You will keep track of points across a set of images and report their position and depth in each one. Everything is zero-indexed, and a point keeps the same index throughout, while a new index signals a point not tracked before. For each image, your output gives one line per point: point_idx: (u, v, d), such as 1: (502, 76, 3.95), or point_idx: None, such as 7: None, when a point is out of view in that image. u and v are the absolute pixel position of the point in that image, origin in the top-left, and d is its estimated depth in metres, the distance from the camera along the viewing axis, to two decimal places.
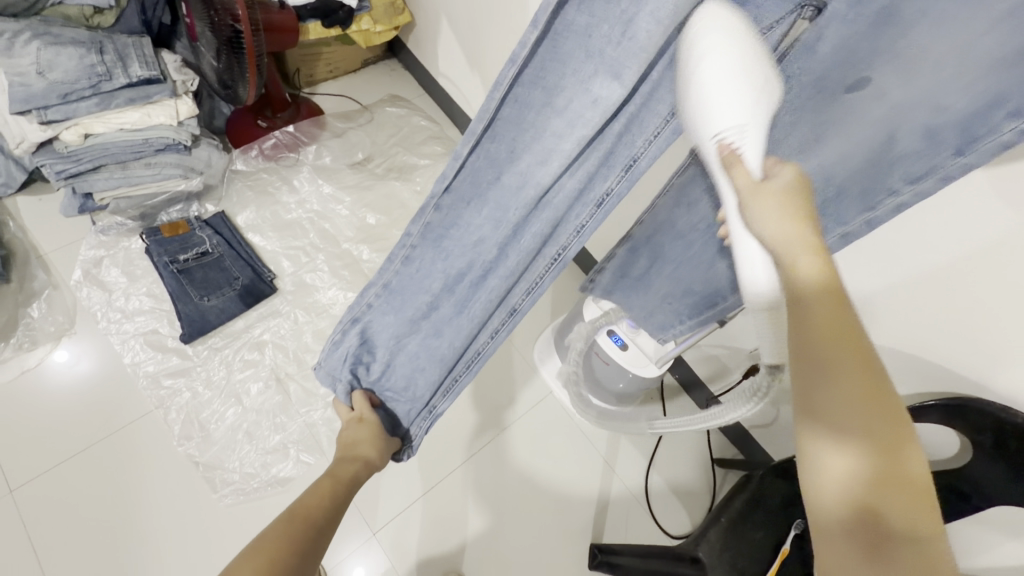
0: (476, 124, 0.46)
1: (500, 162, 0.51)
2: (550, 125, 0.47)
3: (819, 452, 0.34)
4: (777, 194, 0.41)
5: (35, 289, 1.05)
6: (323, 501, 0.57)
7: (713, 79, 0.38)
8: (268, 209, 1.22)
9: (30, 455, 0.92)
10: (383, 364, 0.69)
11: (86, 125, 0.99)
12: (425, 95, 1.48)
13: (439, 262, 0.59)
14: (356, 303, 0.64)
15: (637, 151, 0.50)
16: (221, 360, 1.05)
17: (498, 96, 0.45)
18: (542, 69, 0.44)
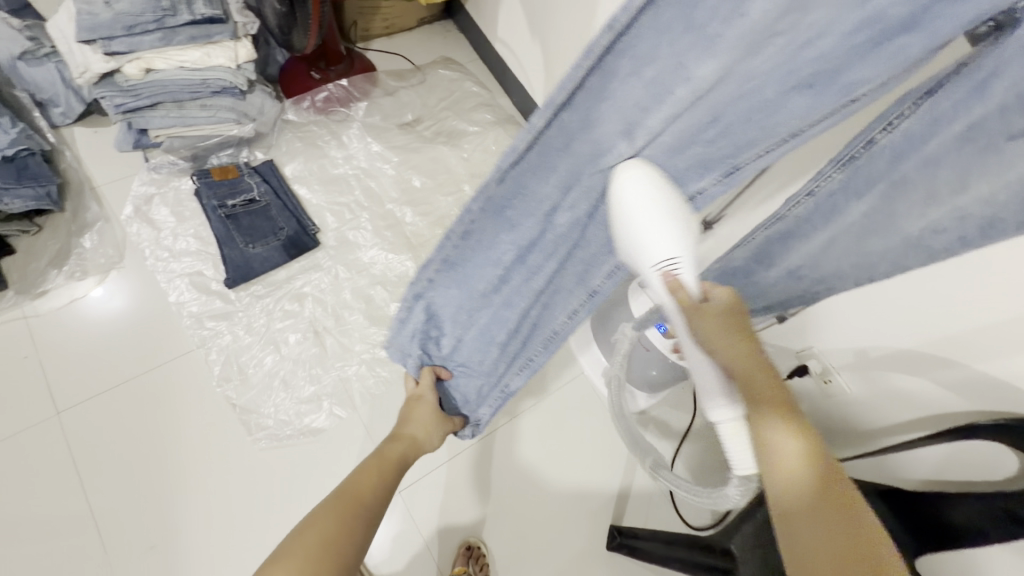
0: (557, 93, 0.42)
1: (574, 130, 0.45)
2: (630, 96, 0.41)
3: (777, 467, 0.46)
4: (714, 316, 0.52)
5: (88, 220, 1.07)
6: (372, 482, 0.61)
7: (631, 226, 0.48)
8: (316, 162, 1.21)
9: (78, 380, 0.95)
10: (451, 337, 0.70)
11: (147, 60, 0.99)
12: (479, 60, 1.45)
13: (505, 235, 0.56)
14: (417, 278, 0.63)
15: (742, 161, 0.47)
16: (262, 307, 1.06)
17: (587, 65, 0.40)
18: (639, 39, 0.38)
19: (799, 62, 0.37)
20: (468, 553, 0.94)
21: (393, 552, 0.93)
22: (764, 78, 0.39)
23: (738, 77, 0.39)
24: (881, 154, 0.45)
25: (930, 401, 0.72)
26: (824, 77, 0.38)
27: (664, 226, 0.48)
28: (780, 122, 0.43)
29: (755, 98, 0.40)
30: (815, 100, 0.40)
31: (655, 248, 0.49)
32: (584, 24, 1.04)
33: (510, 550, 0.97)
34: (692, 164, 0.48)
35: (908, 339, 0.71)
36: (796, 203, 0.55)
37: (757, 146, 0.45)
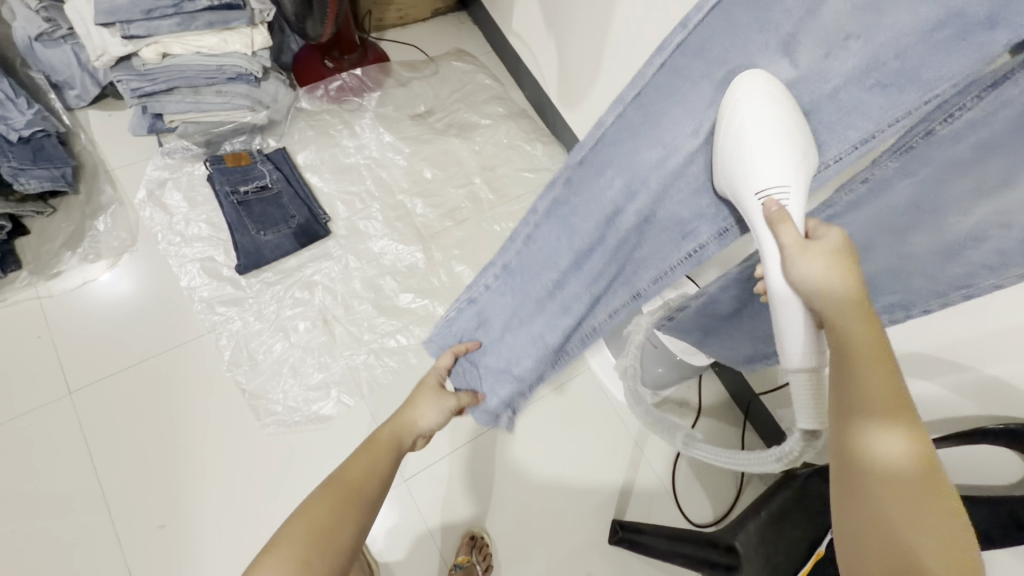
0: (628, 90, 0.50)
1: (638, 132, 0.51)
2: (701, 95, 0.48)
3: (868, 439, 0.37)
4: (824, 252, 0.41)
5: (102, 203, 1.08)
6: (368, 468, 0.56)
7: (749, 145, 0.44)
8: (328, 151, 1.21)
9: (90, 361, 0.96)
10: (495, 341, 0.67)
11: (164, 45, 0.99)
12: (493, 53, 1.44)
13: (563, 240, 0.59)
14: (473, 283, 0.65)
15: (809, 173, 0.46)
16: (272, 295, 1.06)
17: (658, 61, 0.48)
18: (710, 38, 0.46)
19: (875, 65, 0.41)
20: (472, 543, 0.95)
21: (396, 539, 0.95)
22: (841, 80, 0.43)
23: (811, 81, 0.44)
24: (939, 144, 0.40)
25: (936, 407, 0.73)
26: (901, 76, 0.40)
27: (778, 148, 0.43)
28: (852, 126, 0.43)
29: (830, 101, 0.44)
30: (883, 104, 0.41)
31: (765, 166, 0.44)
32: (601, 19, 1.04)
33: (512, 540, 0.98)
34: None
35: (916, 341, 0.71)
36: (848, 188, 0.47)
37: (827, 155, 0.45)
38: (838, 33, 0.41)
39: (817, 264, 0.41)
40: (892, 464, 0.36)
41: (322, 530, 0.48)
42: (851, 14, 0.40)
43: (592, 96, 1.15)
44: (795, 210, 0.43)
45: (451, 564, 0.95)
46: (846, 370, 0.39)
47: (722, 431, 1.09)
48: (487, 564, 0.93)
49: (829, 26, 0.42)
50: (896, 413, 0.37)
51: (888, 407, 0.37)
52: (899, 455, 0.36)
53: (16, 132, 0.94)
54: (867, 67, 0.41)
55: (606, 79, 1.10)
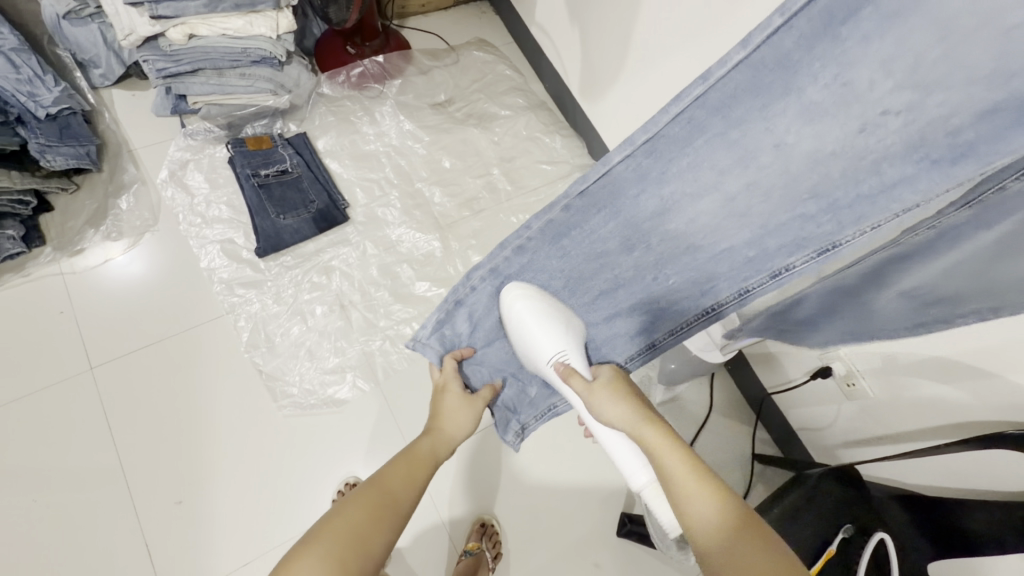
0: (638, 133, 0.45)
1: (648, 178, 0.49)
2: (711, 157, 0.46)
3: (692, 505, 0.49)
4: (605, 388, 0.61)
5: (125, 182, 1.09)
6: (402, 476, 0.58)
7: (524, 334, 0.62)
8: (347, 137, 1.21)
9: (111, 338, 0.98)
10: (490, 339, 0.71)
11: (191, 26, 0.99)
12: (514, 44, 1.44)
13: (554, 259, 0.60)
14: (459, 285, 0.65)
15: (842, 237, 0.46)
16: (291, 278, 1.07)
17: (673, 110, 0.43)
18: (733, 95, 0.41)
19: (924, 142, 0.37)
20: (481, 530, 0.97)
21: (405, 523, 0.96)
22: (882, 154, 0.39)
23: (851, 156, 0.41)
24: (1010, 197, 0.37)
25: (949, 412, 0.74)
26: (951, 156, 0.36)
27: (548, 327, 0.61)
28: (897, 200, 0.41)
29: (873, 174, 0.41)
30: (939, 176, 0.38)
31: (544, 347, 0.62)
32: (628, 12, 1.03)
33: (519, 528, 0.99)
34: (782, 246, 0.50)
35: (938, 346, 0.71)
36: (911, 233, 0.45)
37: (863, 223, 0.44)
38: (878, 106, 0.37)
39: (606, 403, 0.60)
40: (708, 513, 0.47)
41: (359, 537, 0.49)
42: (893, 90, 0.36)
43: (615, 90, 1.15)
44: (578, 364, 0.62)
45: (460, 550, 0.96)
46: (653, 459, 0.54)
47: (734, 430, 1.09)
48: (496, 551, 0.95)
49: (867, 99, 0.37)
50: (690, 466, 0.51)
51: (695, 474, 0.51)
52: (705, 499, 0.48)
53: (43, 109, 0.94)
54: (914, 142, 0.38)
55: (630, 73, 1.09)
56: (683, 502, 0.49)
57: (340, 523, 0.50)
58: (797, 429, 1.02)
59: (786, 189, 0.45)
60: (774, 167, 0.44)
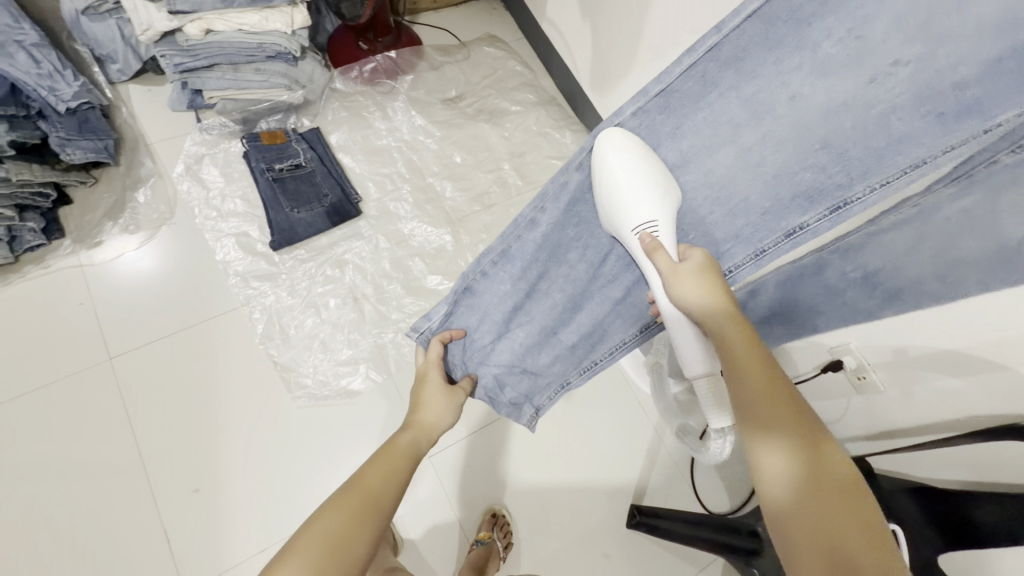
0: (654, 85, 0.52)
1: (661, 133, 0.55)
2: (726, 113, 0.51)
3: (769, 455, 0.44)
4: (693, 276, 0.54)
5: (142, 175, 1.10)
6: (379, 478, 0.55)
7: (616, 190, 0.54)
8: (360, 132, 1.23)
9: (129, 329, 1.00)
10: (503, 335, 0.72)
11: (208, 22, 1.01)
12: (524, 39, 1.45)
13: (571, 230, 0.64)
14: (467, 270, 0.66)
15: (853, 194, 0.48)
16: (304, 271, 1.08)
17: (681, 67, 0.50)
18: (746, 46, 0.47)
19: (931, 93, 0.40)
20: (492, 520, 0.98)
21: (418, 513, 0.97)
22: (889, 106, 0.43)
23: (858, 106, 0.44)
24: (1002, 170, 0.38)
25: (956, 407, 0.74)
26: (957, 108, 0.39)
27: (645, 188, 0.54)
28: (902, 152, 0.44)
29: (880, 128, 0.44)
30: (939, 130, 0.41)
31: (635, 211, 0.55)
32: (638, 7, 1.03)
33: (530, 519, 1.00)
34: (797, 200, 0.52)
35: (951, 339, 0.71)
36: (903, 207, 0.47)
37: (873, 177, 0.46)
38: (889, 58, 0.41)
39: (692, 295, 0.53)
40: (785, 471, 0.43)
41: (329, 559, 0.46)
42: (904, 42, 0.40)
43: (624, 85, 1.15)
44: (666, 240, 0.55)
45: (472, 540, 0.97)
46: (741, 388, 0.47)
47: None
48: (507, 542, 0.96)
49: (879, 52, 0.42)
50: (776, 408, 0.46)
51: (785, 419, 0.45)
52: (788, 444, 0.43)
53: (64, 103, 0.95)
54: (921, 94, 0.41)
55: (640, 68, 1.09)
56: (764, 450, 0.44)
57: (308, 543, 0.47)
58: None
59: (798, 142, 0.49)
60: (788, 118, 0.49)
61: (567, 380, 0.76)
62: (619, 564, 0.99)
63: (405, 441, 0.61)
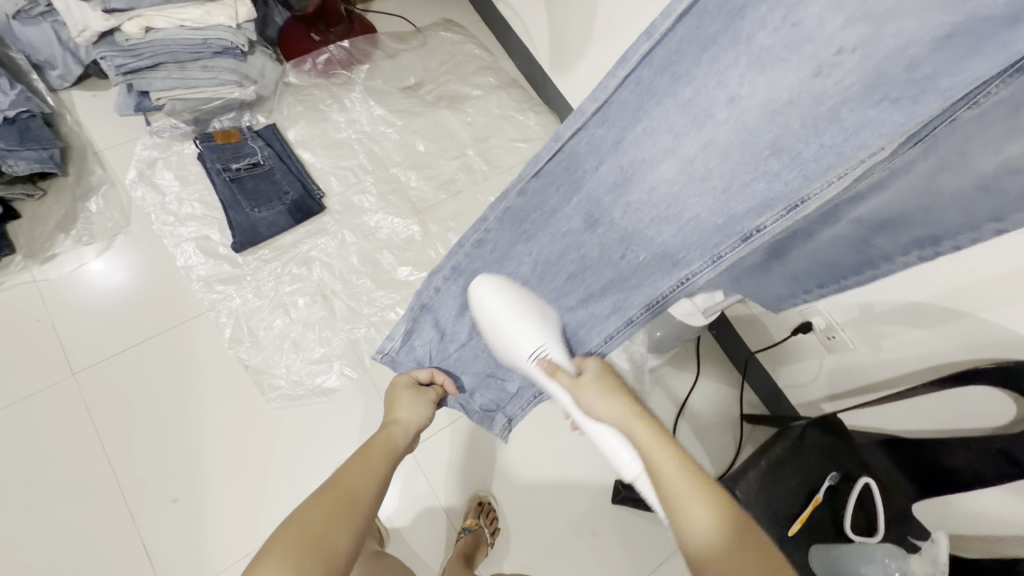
0: (590, 103, 0.48)
1: (603, 149, 0.51)
2: (665, 119, 0.47)
3: (692, 523, 0.44)
4: (593, 384, 0.56)
5: (93, 184, 1.07)
6: (362, 474, 0.55)
7: (497, 325, 0.59)
8: (318, 126, 1.20)
9: (92, 344, 0.97)
10: (464, 341, 0.69)
11: (147, 18, 0.98)
12: (481, 22, 1.42)
13: (518, 245, 0.60)
14: (423, 289, 0.66)
15: (810, 192, 0.43)
16: (270, 272, 1.06)
17: (620, 74, 0.46)
18: (678, 51, 0.43)
19: (881, 78, 0.37)
20: (479, 508, 0.97)
21: (404, 504, 0.97)
22: (841, 99, 0.39)
23: (806, 101, 0.40)
24: (957, 128, 0.41)
25: (921, 354, 0.76)
26: (910, 87, 0.36)
27: (523, 321, 0.58)
28: (861, 145, 0.39)
29: (831, 122, 0.40)
30: (901, 116, 0.37)
31: (523, 342, 0.58)
32: None
33: (517, 503, 1.00)
34: (749, 208, 0.47)
35: (917, 292, 0.71)
36: (872, 173, 0.47)
37: (831, 172, 0.41)
38: (832, 45, 0.37)
39: (593, 396, 0.55)
40: (709, 534, 0.43)
41: (316, 539, 0.47)
42: (845, 25, 0.36)
43: (583, 60, 1.14)
44: (560, 358, 0.58)
45: (459, 527, 0.97)
46: (651, 464, 0.49)
47: (721, 392, 1.09)
48: (494, 527, 0.96)
49: (820, 39, 0.37)
50: (684, 474, 0.47)
51: (700, 486, 0.46)
52: (699, 503, 0.45)
53: None
54: (870, 81, 0.37)
55: (597, 45, 1.08)
56: (685, 520, 0.45)
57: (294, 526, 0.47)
58: (783, 385, 1.02)
59: (745, 147, 0.44)
60: (729, 122, 0.44)
61: (534, 391, 0.71)
62: (608, 540, 1.00)
63: (382, 435, 0.61)
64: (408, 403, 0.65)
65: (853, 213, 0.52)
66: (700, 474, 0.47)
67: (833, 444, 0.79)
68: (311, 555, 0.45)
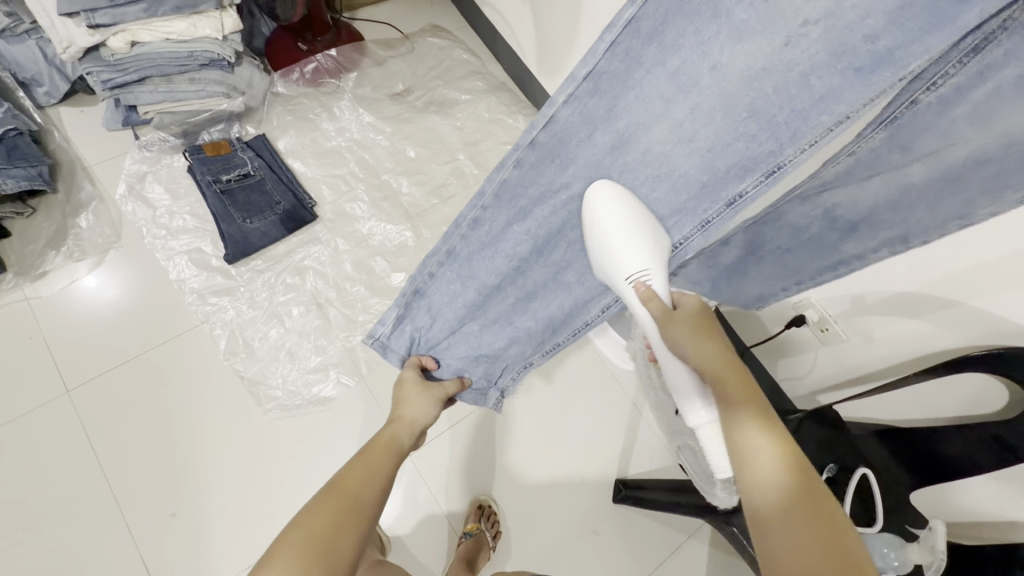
0: (578, 70, 0.46)
1: (596, 118, 0.49)
2: (655, 87, 0.45)
3: (758, 464, 0.42)
4: (682, 320, 0.52)
5: (83, 200, 1.06)
6: (369, 478, 0.54)
7: (608, 240, 0.52)
8: (308, 135, 1.20)
9: (86, 360, 0.96)
10: (456, 325, 0.68)
11: (133, 33, 0.97)
12: (468, 27, 1.42)
13: (515, 223, 0.58)
14: (416, 274, 0.64)
15: (785, 157, 0.44)
16: (263, 282, 1.06)
17: (609, 38, 0.44)
18: (664, 20, 0.42)
19: (847, 48, 0.38)
20: (479, 511, 0.97)
21: (405, 511, 0.97)
22: (809, 65, 0.39)
23: (778, 70, 0.41)
24: (920, 114, 0.42)
25: (913, 342, 0.76)
26: (874, 59, 0.37)
27: (635, 240, 0.52)
28: (828, 111, 0.41)
29: (802, 88, 0.41)
30: (861, 85, 0.39)
31: (629, 261, 0.53)
32: None
33: (518, 506, 1.00)
34: (731, 167, 0.47)
35: (906, 282, 0.72)
36: (835, 159, 0.49)
37: (801, 139, 0.43)
38: (797, 18, 0.38)
39: (680, 334, 0.51)
40: (772, 480, 0.41)
41: (321, 546, 0.46)
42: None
43: (570, 62, 1.14)
44: (660, 286, 0.54)
45: (460, 532, 0.97)
46: (729, 407, 0.46)
47: None
48: (496, 531, 0.96)
49: (790, 13, 0.38)
50: (768, 426, 0.44)
51: (778, 439, 0.43)
52: (772, 451, 0.42)
53: None
54: (837, 52, 0.38)
55: (583, 46, 1.09)
56: (754, 460, 0.43)
57: (301, 532, 0.47)
58: (778, 377, 1.02)
59: (726, 111, 0.44)
60: (712, 90, 0.44)
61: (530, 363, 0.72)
62: (609, 539, 1.00)
63: (388, 435, 0.60)
64: (417, 403, 0.64)
65: (824, 199, 0.54)
66: (780, 429, 0.44)
67: (828, 436, 0.79)
68: (316, 562, 0.45)
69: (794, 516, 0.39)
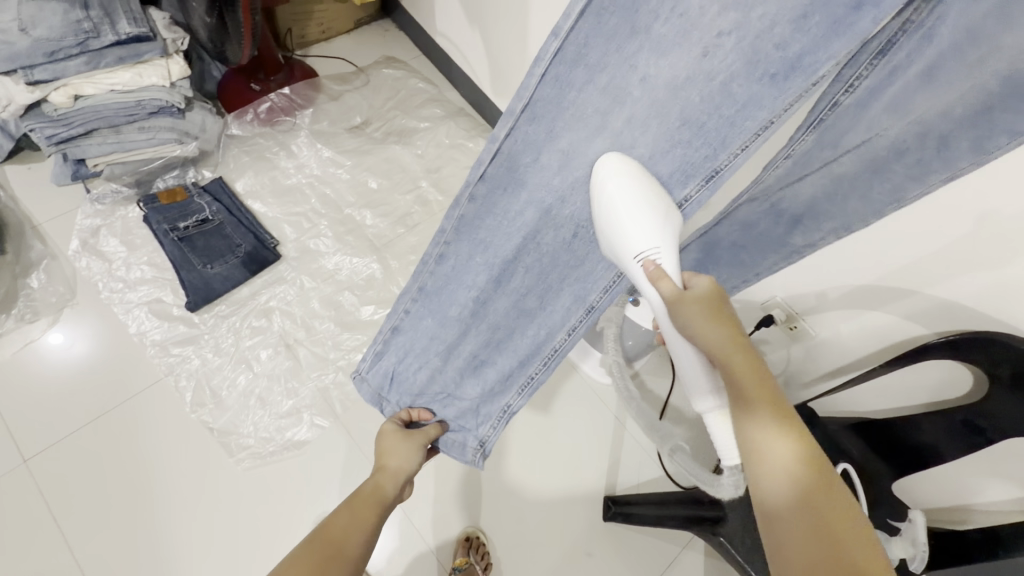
0: (515, 102, 0.45)
1: (538, 142, 0.48)
2: (589, 103, 0.44)
3: (770, 452, 0.40)
4: (694, 304, 0.46)
5: (33, 260, 1.03)
6: (352, 527, 0.53)
7: (615, 218, 0.46)
8: (266, 175, 1.19)
9: (43, 426, 0.92)
10: (431, 365, 0.68)
11: (75, 87, 0.96)
12: (422, 56, 1.43)
13: (475, 257, 0.58)
14: (392, 311, 0.65)
15: (721, 162, 0.45)
16: (228, 327, 1.03)
17: (538, 72, 0.43)
18: (586, 45, 0.41)
19: (759, 55, 0.38)
20: (467, 544, 0.95)
21: (392, 551, 0.94)
22: (729, 73, 0.40)
23: (701, 80, 0.41)
24: (849, 108, 0.43)
25: (877, 333, 0.77)
26: (786, 65, 0.38)
27: (641, 216, 0.46)
28: (750, 118, 0.41)
29: (725, 96, 0.41)
30: (776, 92, 0.39)
31: (637, 237, 0.47)
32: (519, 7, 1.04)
33: (508, 536, 0.98)
34: (674, 173, 0.47)
35: (869, 273, 0.72)
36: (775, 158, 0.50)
37: (732, 145, 0.43)
38: (713, 30, 0.38)
39: (693, 318, 0.46)
40: (781, 471, 0.39)
41: None
42: (721, 12, 0.37)
43: None
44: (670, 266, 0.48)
45: (450, 568, 0.94)
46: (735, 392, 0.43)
47: None
48: (485, 563, 0.93)
49: (704, 25, 0.38)
50: (782, 420, 0.41)
51: (785, 430, 0.40)
52: (782, 444, 0.40)
53: None
54: (752, 60, 0.38)
55: None
56: (761, 455, 0.40)
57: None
58: None
59: (660, 118, 0.44)
60: (644, 101, 0.43)
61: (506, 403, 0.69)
62: (602, 560, 0.98)
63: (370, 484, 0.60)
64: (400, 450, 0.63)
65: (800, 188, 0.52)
66: (791, 419, 0.41)
67: None
68: None
69: (805, 517, 0.37)
